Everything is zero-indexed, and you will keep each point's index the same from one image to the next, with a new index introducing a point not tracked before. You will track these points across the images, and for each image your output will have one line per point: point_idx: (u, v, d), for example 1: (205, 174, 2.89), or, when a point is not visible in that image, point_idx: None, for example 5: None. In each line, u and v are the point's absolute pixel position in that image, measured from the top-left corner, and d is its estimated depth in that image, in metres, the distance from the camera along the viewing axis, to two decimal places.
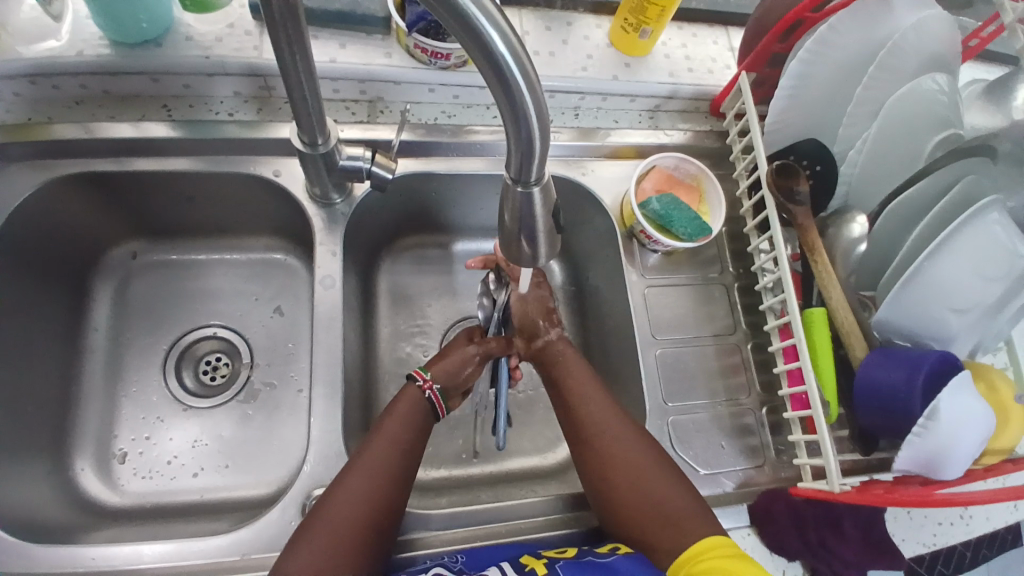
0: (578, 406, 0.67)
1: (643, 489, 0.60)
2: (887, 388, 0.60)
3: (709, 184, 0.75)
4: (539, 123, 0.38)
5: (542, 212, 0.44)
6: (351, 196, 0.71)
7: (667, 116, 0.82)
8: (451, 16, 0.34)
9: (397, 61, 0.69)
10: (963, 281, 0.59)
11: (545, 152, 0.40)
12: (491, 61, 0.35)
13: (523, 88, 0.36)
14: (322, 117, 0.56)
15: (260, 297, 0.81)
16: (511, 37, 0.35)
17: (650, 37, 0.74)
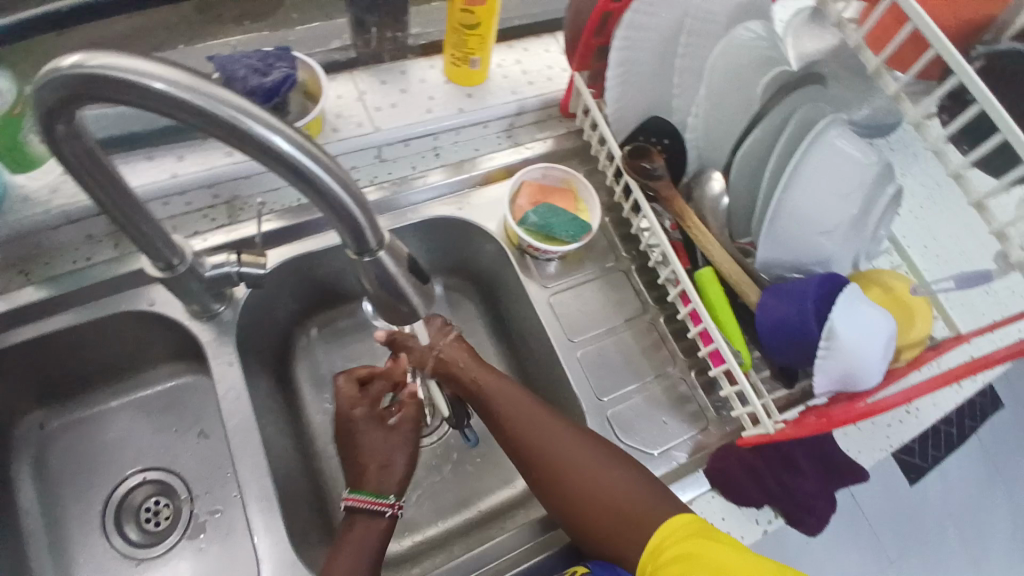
0: (524, 435, 0.65)
1: (610, 495, 0.60)
2: (785, 324, 0.62)
3: (580, 184, 0.78)
4: (354, 198, 0.41)
5: (398, 270, 0.46)
6: (233, 300, 0.70)
7: (524, 130, 0.84)
8: (228, 133, 0.37)
9: (240, 156, 0.69)
10: (820, 202, 0.63)
11: (370, 218, 0.42)
12: (285, 161, 0.38)
13: (323, 175, 0.39)
14: (168, 237, 0.57)
15: (183, 426, 0.79)
16: (296, 136, 0.38)
17: (481, 65, 0.76)
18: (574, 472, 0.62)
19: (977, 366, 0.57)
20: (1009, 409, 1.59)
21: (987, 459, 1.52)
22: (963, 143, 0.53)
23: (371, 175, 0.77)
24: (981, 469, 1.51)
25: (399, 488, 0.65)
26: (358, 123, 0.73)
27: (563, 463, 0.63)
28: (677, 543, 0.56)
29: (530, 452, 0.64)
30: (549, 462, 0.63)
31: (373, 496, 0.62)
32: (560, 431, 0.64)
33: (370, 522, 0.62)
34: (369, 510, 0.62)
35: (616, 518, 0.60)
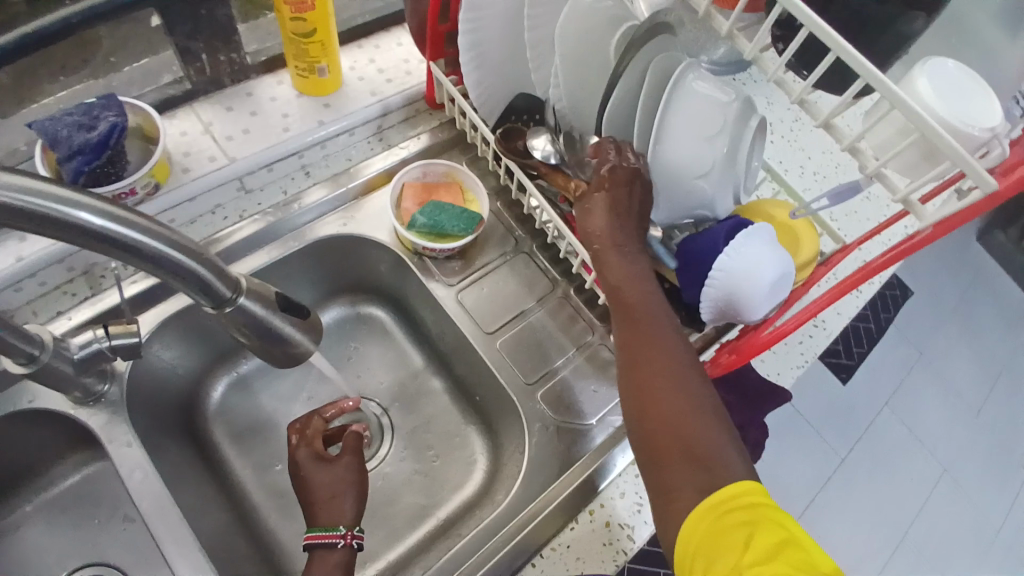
0: (638, 322, 0.56)
1: (692, 425, 0.50)
2: (699, 267, 0.64)
3: (462, 174, 0.76)
4: (189, 254, 0.40)
5: (261, 309, 0.46)
6: (115, 376, 0.65)
7: (395, 130, 0.80)
8: (33, 219, 0.34)
9: None
10: (688, 148, 0.64)
11: (214, 268, 0.42)
12: (107, 236, 0.36)
13: (151, 238, 0.38)
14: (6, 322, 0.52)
15: (104, 515, 0.74)
16: (106, 207, 0.36)
17: (330, 71, 0.72)
18: (669, 380, 0.52)
19: (905, 254, 0.49)
20: (915, 296, 1.73)
21: (902, 341, 1.65)
22: (799, 68, 0.54)
23: (238, 209, 0.73)
24: (900, 352, 1.63)
25: (350, 518, 0.62)
26: (210, 157, 0.69)
27: (663, 364, 0.53)
28: (738, 513, 0.46)
29: (632, 329, 0.56)
30: (646, 364, 0.54)
31: (324, 529, 0.59)
32: (680, 342, 0.55)
33: (329, 557, 0.59)
34: (324, 544, 0.59)
35: (690, 446, 0.50)
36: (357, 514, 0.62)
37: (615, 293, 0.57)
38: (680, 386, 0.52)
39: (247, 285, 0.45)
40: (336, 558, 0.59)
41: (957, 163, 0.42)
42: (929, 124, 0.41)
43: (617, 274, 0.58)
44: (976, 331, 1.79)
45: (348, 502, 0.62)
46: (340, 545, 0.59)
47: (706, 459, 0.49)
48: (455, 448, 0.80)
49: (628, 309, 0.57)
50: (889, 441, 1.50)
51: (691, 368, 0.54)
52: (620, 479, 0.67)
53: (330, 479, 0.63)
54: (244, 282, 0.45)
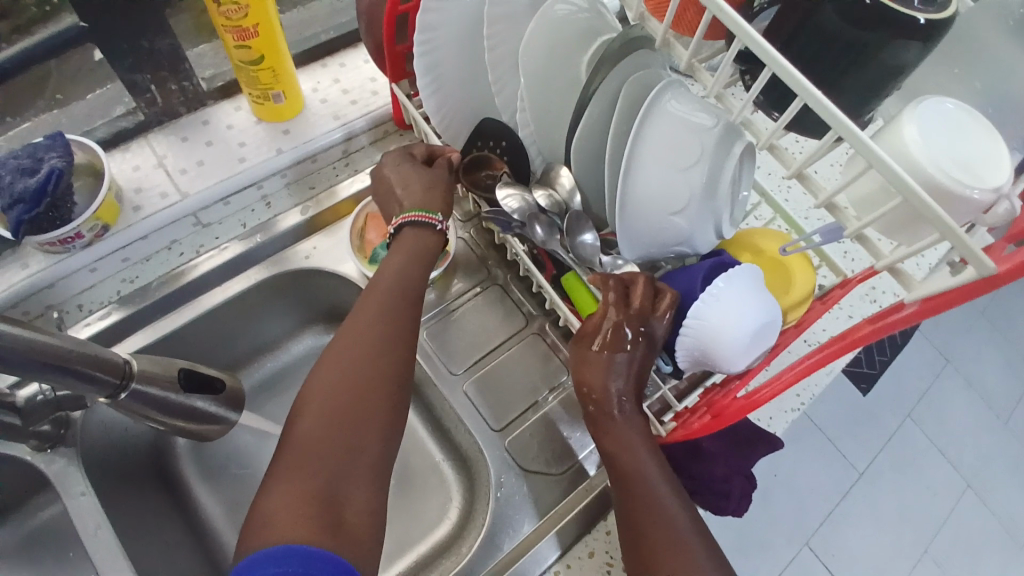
0: (632, 481, 0.55)
1: None
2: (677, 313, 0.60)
3: None
4: (58, 354, 0.47)
5: (158, 389, 0.54)
6: (72, 422, 0.64)
7: (362, 153, 0.76)
8: None
9: (37, 266, 0.62)
10: (662, 183, 0.58)
11: (93, 361, 0.49)
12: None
13: (13, 347, 0.44)
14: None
15: (75, 553, 0.73)
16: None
17: (286, 98, 0.69)
18: (665, 544, 0.52)
19: (883, 329, 0.43)
20: None
21: (928, 345, 1.55)
22: (769, 108, 0.48)
23: (195, 244, 0.70)
24: (926, 357, 1.54)
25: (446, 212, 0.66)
26: (162, 194, 0.66)
27: (657, 524, 0.53)
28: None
29: (626, 487, 0.56)
30: (645, 523, 0.53)
31: (422, 212, 0.63)
32: (676, 496, 0.55)
33: (420, 235, 0.63)
34: (424, 223, 0.63)
35: None
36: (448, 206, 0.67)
37: (610, 456, 0.57)
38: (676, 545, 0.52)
39: (136, 371, 0.53)
40: (398, 266, 0.61)
41: (945, 236, 0.36)
42: (912, 188, 0.35)
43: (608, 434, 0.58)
44: (1010, 331, 1.68)
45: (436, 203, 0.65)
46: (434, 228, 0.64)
47: None
48: (429, 484, 0.77)
49: (621, 468, 0.56)
50: (913, 452, 1.42)
51: (688, 524, 0.53)
52: (590, 537, 0.62)
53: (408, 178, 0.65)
54: (132, 368, 0.53)
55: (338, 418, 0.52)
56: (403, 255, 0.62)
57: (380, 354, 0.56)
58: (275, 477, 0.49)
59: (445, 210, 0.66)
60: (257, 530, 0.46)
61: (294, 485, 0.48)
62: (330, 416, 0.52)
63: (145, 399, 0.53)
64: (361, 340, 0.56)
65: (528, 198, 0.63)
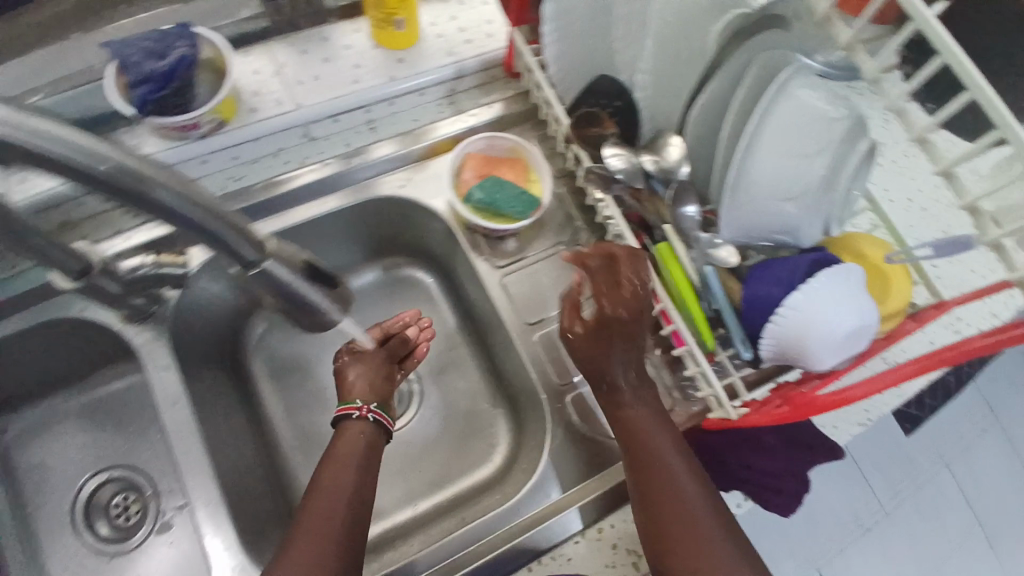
0: (645, 452, 0.57)
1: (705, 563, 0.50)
2: (770, 302, 0.59)
3: (529, 152, 0.72)
4: (206, 212, 0.44)
5: (287, 274, 0.51)
6: (165, 301, 0.66)
7: (467, 95, 0.76)
8: (84, 179, 0.39)
9: (151, 149, 0.64)
10: (782, 167, 0.58)
11: (242, 232, 0.47)
12: (128, 189, 0.40)
13: (167, 196, 0.42)
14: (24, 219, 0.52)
15: (143, 424, 0.80)
16: (124, 158, 0.40)
17: (407, 25, 0.69)
18: (674, 513, 0.53)
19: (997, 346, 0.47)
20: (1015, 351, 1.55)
21: (984, 396, 1.49)
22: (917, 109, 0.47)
23: (300, 155, 0.72)
24: (980, 407, 1.48)
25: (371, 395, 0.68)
26: (277, 101, 0.68)
27: (666, 496, 0.54)
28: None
29: (638, 459, 0.57)
30: (656, 492, 0.54)
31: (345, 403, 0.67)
32: (690, 467, 0.55)
33: (360, 426, 0.65)
34: (343, 416, 0.66)
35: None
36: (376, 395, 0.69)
37: (622, 424, 0.59)
38: (685, 517, 0.52)
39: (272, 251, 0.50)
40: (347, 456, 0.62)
41: None
42: None
43: (622, 404, 0.60)
44: None
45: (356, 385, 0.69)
46: (354, 418, 0.65)
47: None
48: (477, 425, 0.80)
49: (631, 438, 0.58)
50: (945, 497, 1.38)
51: (699, 494, 0.54)
52: None
53: (357, 375, 0.70)
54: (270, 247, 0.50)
55: (314, 561, 0.53)
56: (346, 441, 0.63)
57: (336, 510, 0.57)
58: None
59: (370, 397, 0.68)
60: None
61: None
62: (309, 556, 0.53)
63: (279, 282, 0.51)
64: (333, 490, 0.58)
65: (633, 160, 0.63)
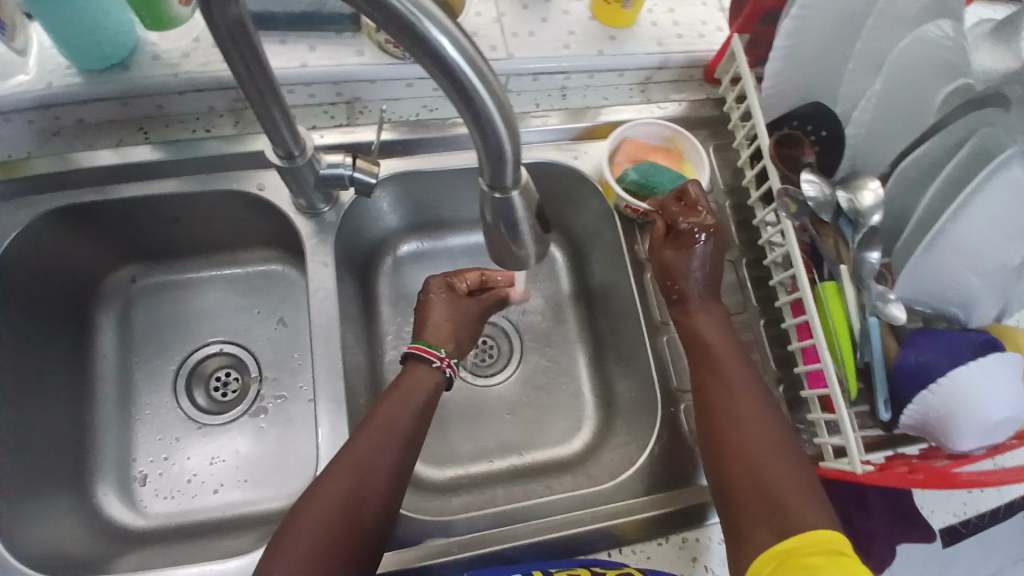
0: (715, 366, 0.63)
1: (757, 458, 0.57)
2: (931, 374, 0.58)
3: (688, 142, 0.73)
4: (498, 110, 0.37)
5: (525, 215, 0.43)
6: (337, 203, 0.70)
7: (659, 87, 0.78)
8: (401, 31, 0.33)
9: (370, 58, 0.66)
10: (986, 242, 0.56)
11: (517, 155, 0.39)
12: (437, 57, 0.34)
13: (469, 76, 0.35)
14: (276, 89, 0.49)
15: (262, 311, 0.83)
16: (460, 38, 0.34)
17: (633, 5, 0.70)
18: (734, 419, 0.60)
19: None
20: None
21: None
22: None
23: None
24: None
25: (452, 347, 0.68)
26: (491, 46, 0.70)
27: (727, 404, 0.61)
28: (812, 555, 0.48)
29: (705, 371, 0.64)
30: (723, 397, 0.61)
31: (428, 346, 0.65)
32: (752, 381, 0.62)
33: (424, 370, 0.64)
34: (423, 358, 0.65)
35: (749, 465, 0.56)
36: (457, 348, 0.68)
37: (693, 335, 0.66)
38: (743, 422, 0.59)
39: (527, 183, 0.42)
40: (412, 394, 0.62)
41: None
42: None
43: (693, 322, 0.67)
44: None
45: (445, 332, 0.68)
46: (433, 365, 0.65)
47: (768, 484, 0.55)
48: (571, 405, 0.81)
49: (705, 350, 0.65)
50: None
51: (758, 404, 0.60)
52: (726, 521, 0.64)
53: (440, 315, 0.69)
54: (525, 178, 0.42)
55: (356, 489, 0.54)
56: (415, 381, 0.63)
57: (394, 442, 0.58)
58: (291, 532, 0.52)
59: (451, 348, 0.68)
60: None
61: (305, 542, 0.51)
62: (352, 483, 0.54)
63: (515, 235, 0.45)
64: (386, 426, 0.59)
65: (827, 192, 0.63)
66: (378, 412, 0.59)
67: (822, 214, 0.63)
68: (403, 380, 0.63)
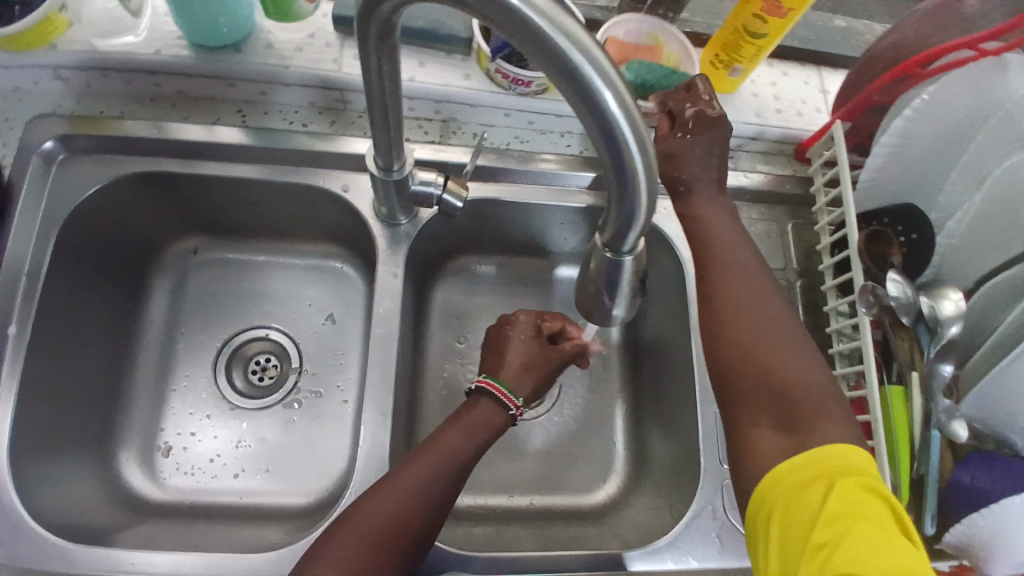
0: (723, 272, 0.60)
1: (770, 369, 0.55)
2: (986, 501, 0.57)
3: (666, 35, 0.71)
4: (644, 172, 0.36)
5: (629, 276, 0.43)
6: (416, 216, 0.71)
7: (748, 156, 0.78)
8: (565, 82, 0.33)
9: (476, 83, 0.67)
10: None
11: (646, 220, 0.38)
12: (596, 112, 0.33)
13: (625, 135, 0.34)
14: (397, 105, 0.50)
15: (314, 303, 0.82)
16: (625, 99, 0.33)
17: (740, 75, 0.72)
18: (743, 327, 0.57)
19: None
20: None
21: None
22: None
23: (583, 144, 0.73)
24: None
25: (527, 393, 0.65)
26: None
27: (736, 316, 0.58)
28: (821, 472, 0.48)
29: (712, 284, 0.60)
30: (729, 312, 0.58)
31: (506, 389, 0.64)
32: (759, 288, 0.59)
33: (492, 408, 0.63)
34: (497, 398, 0.63)
35: (762, 374, 0.55)
36: (532, 393, 0.66)
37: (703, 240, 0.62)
38: (752, 334, 0.56)
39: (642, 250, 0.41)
40: (478, 421, 0.62)
41: None
42: None
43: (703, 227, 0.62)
44: None
45: (527, 376, 0.66)
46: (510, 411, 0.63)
47: (784, 387, 0.53)
48: (603, 455, 0.80)
49: (708, 260, 0.61)
50: None
51: (765, 312, 0.58)
52: None
53: (522, 352, 0.67)
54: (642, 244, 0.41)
55: (405, 503, 0.54)
56: (485, 411, 0.63)
57: (452, 464, 0.58)
58: (337, 535, 0.52)
59: (529, 395, 0.66)
60: None
61: (349, 547, 0.51)
62: (403, 498, 0.54)
63: (609, 297, 0.44)
64: (446, 446, 0.59)
65: (910, 294, 0.62)
66: (443, 432, 0.60)
67: (902, 316, 0.62)
68: (470, 411, 0.63)
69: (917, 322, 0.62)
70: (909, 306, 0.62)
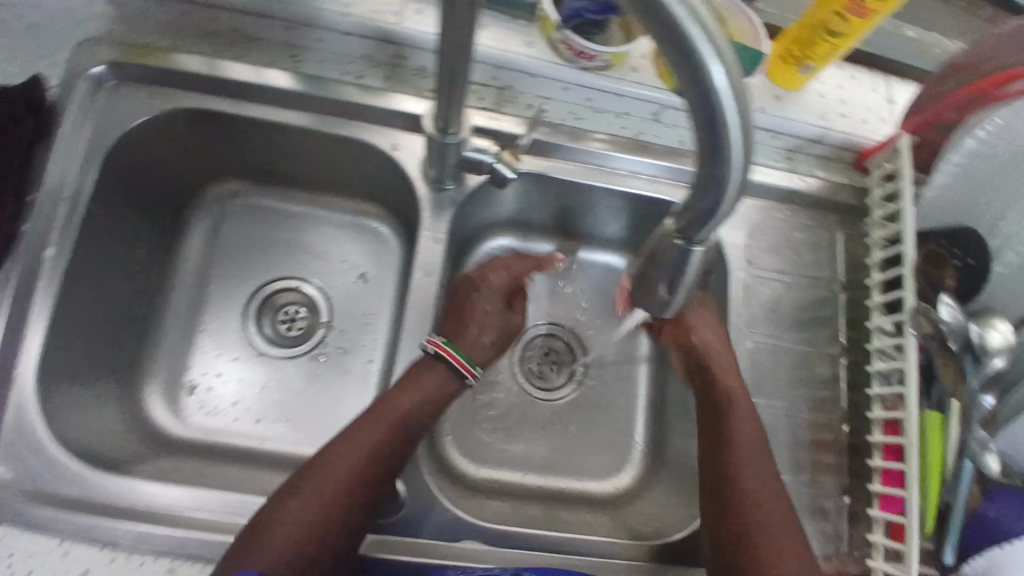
0: (715, 379, 0.65)
1: (754, 483, 0.61)
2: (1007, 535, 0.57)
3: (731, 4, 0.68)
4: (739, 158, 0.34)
5: (694, 270, 0.40)
6: (462, 183, 0.70)
7: (807, 159, 0.76)
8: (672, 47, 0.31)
9: (539, 52, 0.66)
10: None
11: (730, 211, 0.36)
12: (701, 85, 0.31)
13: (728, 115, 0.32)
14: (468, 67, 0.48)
15: (348, 260, 0.82)
16: (734, 73, 0.31)
17: (811, 72, 0.70)
18: (738, 452, 0.62)
19: None
20: None
21: None
22: None
23: (638, 129, 0.71)
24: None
25: (480, 359, 0.70)
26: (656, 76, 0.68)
27: (729, 429, 0.63)
28: None
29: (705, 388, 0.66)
30: (714, 417, 0.65)
31: (465, 359, 0.66)
32: (747, 407, 0.64)
33: (445, 376, 0.64)
34: (454, 367, 0.65)
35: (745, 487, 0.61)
36: (484, 358, 0.71)
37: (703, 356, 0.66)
38: (743, 455, 0.62)
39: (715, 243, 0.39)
40: (429, 388, 0.64)
41: None
42: None
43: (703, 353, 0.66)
44: None
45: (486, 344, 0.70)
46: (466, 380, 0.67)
47: (759, 509, 0.60)
48: (621, 444, 0.79)
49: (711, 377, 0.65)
50: None
51: (743, 417, 0.64)
52: None
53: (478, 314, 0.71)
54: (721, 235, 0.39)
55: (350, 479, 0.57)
56: (432, 379, 0.64)
57: (396, 429, 0.61)
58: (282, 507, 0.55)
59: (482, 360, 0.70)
60: (259, 552, 0.53)
61: (300, 527, 0.55)
62: (341, 473, 0.57)
63: (668, 287, 0.42)
64: (388, 411, 0.61)
65: (961, 319, 0.61)
66: (396, 396, 0.62)
67: (949, 339, 0.61)
68: (418, 375, 0.64)
69: (964, 347, 0.60)
70: (959, 333, 0.60)
